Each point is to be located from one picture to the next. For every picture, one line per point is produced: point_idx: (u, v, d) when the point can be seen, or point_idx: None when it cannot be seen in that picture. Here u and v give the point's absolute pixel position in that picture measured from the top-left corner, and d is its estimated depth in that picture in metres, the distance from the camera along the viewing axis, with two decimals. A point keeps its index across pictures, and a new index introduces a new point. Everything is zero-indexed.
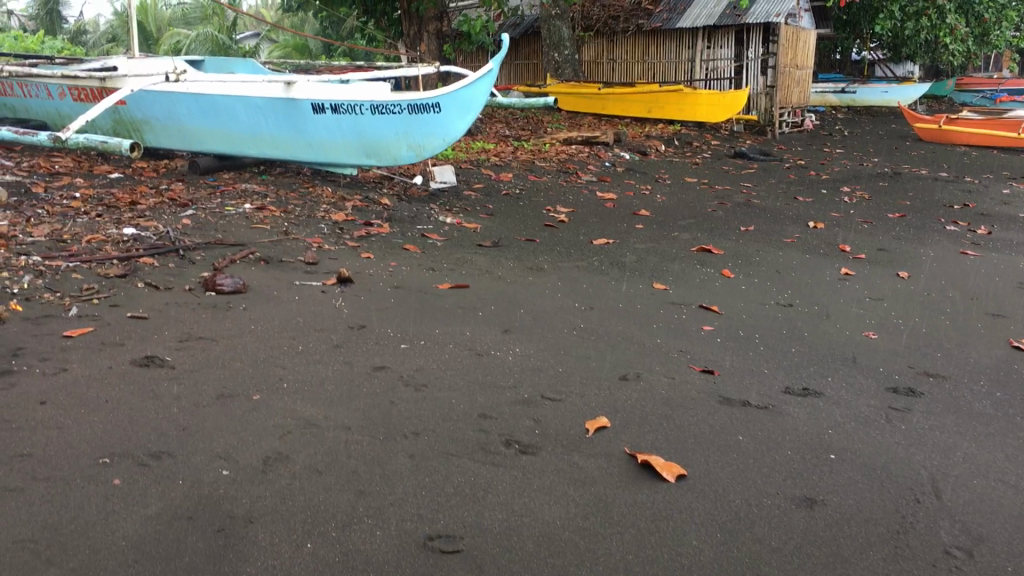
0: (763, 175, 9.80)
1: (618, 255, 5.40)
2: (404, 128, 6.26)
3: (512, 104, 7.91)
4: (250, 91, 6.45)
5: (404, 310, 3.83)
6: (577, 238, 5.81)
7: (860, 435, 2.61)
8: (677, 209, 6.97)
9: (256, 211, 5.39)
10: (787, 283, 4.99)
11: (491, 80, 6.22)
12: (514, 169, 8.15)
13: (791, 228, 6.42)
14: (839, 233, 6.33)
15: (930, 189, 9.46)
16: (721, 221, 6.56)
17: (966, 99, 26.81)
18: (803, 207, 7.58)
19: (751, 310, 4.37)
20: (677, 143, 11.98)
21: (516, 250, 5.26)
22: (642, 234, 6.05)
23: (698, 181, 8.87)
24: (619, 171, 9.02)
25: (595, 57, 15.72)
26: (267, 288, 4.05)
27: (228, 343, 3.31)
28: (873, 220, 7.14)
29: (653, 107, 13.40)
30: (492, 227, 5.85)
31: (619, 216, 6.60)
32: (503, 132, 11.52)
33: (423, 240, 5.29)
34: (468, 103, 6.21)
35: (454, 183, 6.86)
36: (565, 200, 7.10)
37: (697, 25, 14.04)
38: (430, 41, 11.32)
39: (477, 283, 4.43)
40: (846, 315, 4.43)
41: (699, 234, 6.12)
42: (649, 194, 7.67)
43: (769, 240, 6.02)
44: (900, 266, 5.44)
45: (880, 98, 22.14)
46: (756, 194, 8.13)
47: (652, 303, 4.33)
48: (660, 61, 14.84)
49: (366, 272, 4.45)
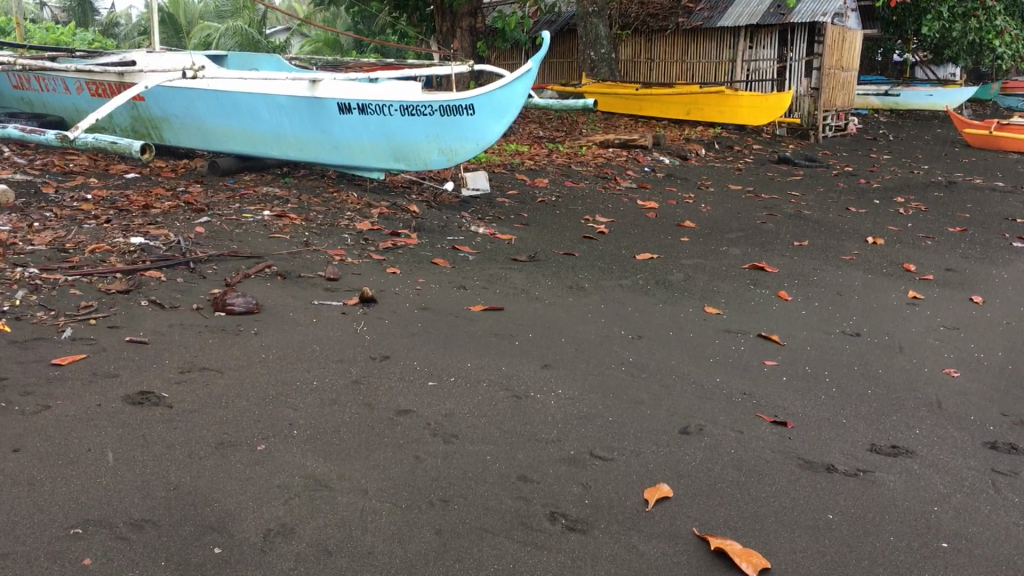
0: (810, 182, 9.34)
1: (663, 273, 4.99)
2: (435, 131, 5.89)
3: (550, 106, 7.52)
4: (273, 89, 6.11)
5: (432, 338, 3.46)
6: (618, 253, 5.41)
7: (971, 513, 2.19)
8: (724, 221, 6.54)
9: (276, 218, 5.04)
10: (850, 308, 4.56)
11: (529, 82, 5.84)
12: (550, 174, 7.76)
13: (849, 244, 5.98)
14: (900, 250, 5.88)
15: (988, 200, 8.97)
16: (772, 235, 6.13)
17: (1011, 104, 26.07)
18: (857, 219, 7.13)
19: (816, 340, 3.94)
20: (718, 147, 11.53)
21: (554, 266, 4.87)
22: (688, 248, 5.64)
23: (743, 189, 8.43)
24: (659, 177, 8.59)
25: (632, 56, 15.27)
26: (282, 309, 3.70)
27: (234, 375, 2.96)
28: (934, 235, 6.67)
29: (692, 109, 12.95)
30: (528, 238, 5.47)
31: (662, 228, 6.18)
32: (537, 133, 11.15)
33: (454, 254, 4.92)
34: (504, 107, 5.82)
35: (487, 190, 6.47)
36: (604, 209, 6.70)
37: (739, 24, 13.57)
38: (464, 37, 10.96)
39: (513, 305, 4.05)
40: (920, 348, 3.99)
41: (750, 250, 5.70)
42: (693, 204, 7.25)
43: (826, 258, 5.58)
44: (972, 289, 4.98)
45: (925, 101, 21.31)
46: (806, 205, 7.68)
47: (705, 331, 3.92)
48: (700, 61, 14.38)
49: (392, 290, 4.09)
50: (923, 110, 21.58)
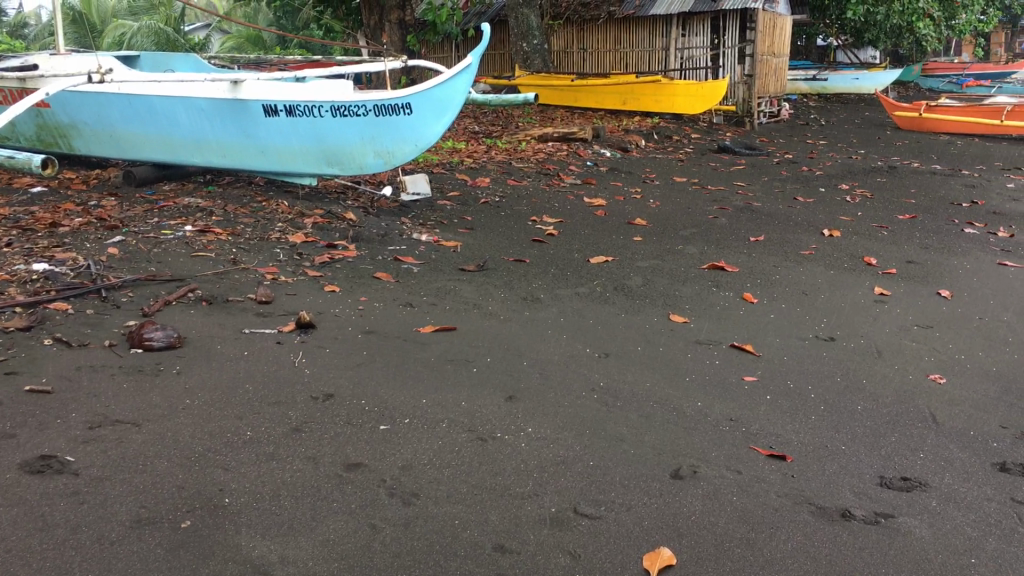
0: (753, 171, 9.15)
1: (620, 278, 4.70)
2: (370, 133, 5.50)
3: (488, 101, 7.18)
4: (192, 91, 5.65)
5: (381, 369, 3.10)
6: (570, 257, 5.10)
7: (1012, 563, 1.93)
8: (675, 218, 6.28)
9: (199, 234, 4.62)
10: (819, 309, 4.32)
11: (469, 79, 5.47)
12: (491, 172, 7.42)
13: (805, 237, 5.75)
14: (858, 241, 5.68)
15: (931, 183, 8.89)
16: (726, 231, 5.89)
17: (933, 85, 26.61)
18: (808, 210, 6.94)
19: (791, 349, 3.68)
20: (657, 137, 11.32)
21: (504, 276, 4.53)
22: (643, 249, 5.36)
23: (688, 182, 8.19)
24: (602, 171, 8.31)
25: (565, 46, 14.97)
26: (209, 341, 3.30)
27: (155, 429, 2.57)
28: (886, 224, 6.49)
29: (629, 98, 12.73)
30: (474, 245, 5.13)
31: (613, 227, 5.89)
32: (472, 128, 10.79)
33: (398, 266, 4.55)
34: (443, 105, 5.45)
35: (428, 194, 6.06)
36: (551, 208, 6.38)
37: (672, 12, 13.38)
38: (393, 31, 10.56)
39: (465, 324, 3.71)
40: (899, 351, 3.75)
41: (706, 248, 5.44)
42: (641, 199, 6.99)
43: (785, 253, 5.34)
44: (939, 282, 4.79)
45: (852, 85, 21.63)
46: (754, 196, 7.47)
47: (674, 344, 3.63)
48: (633, 49, 14.15)
49: (331, 312, 3.72)
50: (852, 93, 21.93)
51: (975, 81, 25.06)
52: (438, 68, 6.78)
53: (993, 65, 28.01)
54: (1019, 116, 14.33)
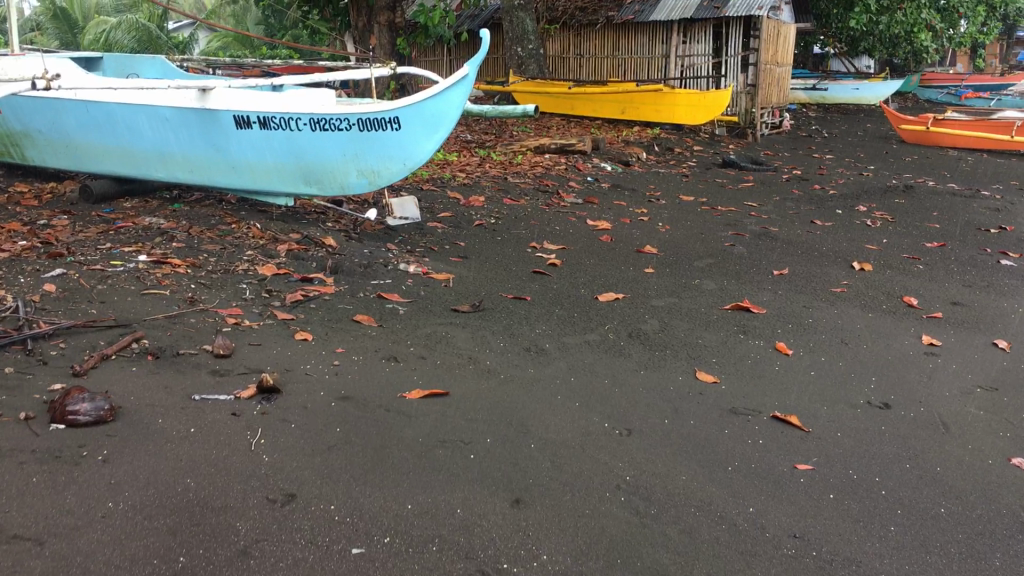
0: (763, 189, 8.64)
1: (634, 321, 4.14)
2: (352, 150, 4.91)
3: (483, 113, 6.59)
4: (155, 99, 5.06)
5: (358, 453, 2.53)
6: (576, 295, 4.55)
7: None
8: (688, 245, 5.73)
9: (153, 266, 4.03)
10: (865, 364, 3.78)
11: (465, 92, 4.88)
12: (485, 190, 6.84)
13: (834, 271, 5.21)
14: (893, 275, 5.15)
15: (952, 205, 8.40)
16: (746, 262, 5.34)
17: (931, 96, 26.27)
18: (829, 236, 6.43)
19: (842, 419, 3.14)
20: (659, 149, 10.78)
21: (503, 319, 3.98)
22: (657, 283, 4.83)
23: (697, 201, 7.65)
24: (604, 188, 7.75)
25: (560, 52, 14.37)
26: (148, 412, 2.71)
27: (60, 549, 1.98)
28: (917, 255, 5.97)
29: (628, 108, 12.19)
30: (468, 280, 4.57)
31: (621, 257, 5.34)
32: (464, 137, 10.23)
33: (381, 306, 3.99)
34: (435, 121, 4.87)
35: (418, 218, 5.49)
36: (551, 232, 5.84)
37: (672, 18, 12.76)
38: (382, 33, 9.98)
39: (461, 386, 3.15)
40: (967, 424, 3.22)
41: (726, 283, 4.90)
42: (649, 222, 6.44)
43: (814, 291, 4.81)
44: (992, 331, 4.27)
45: (851, 95, 21.17)
46: (769, 219, 6.94)
47: (706, 413, 3.07)
48: (632, 56, 13.57)
49: (301, 371, 3.14)
50: (851, 102, 21.44)
51: (974, 93, 24.69)
52: (429, 75, 6.19)
53: (992, 77, 27.67)
54: None
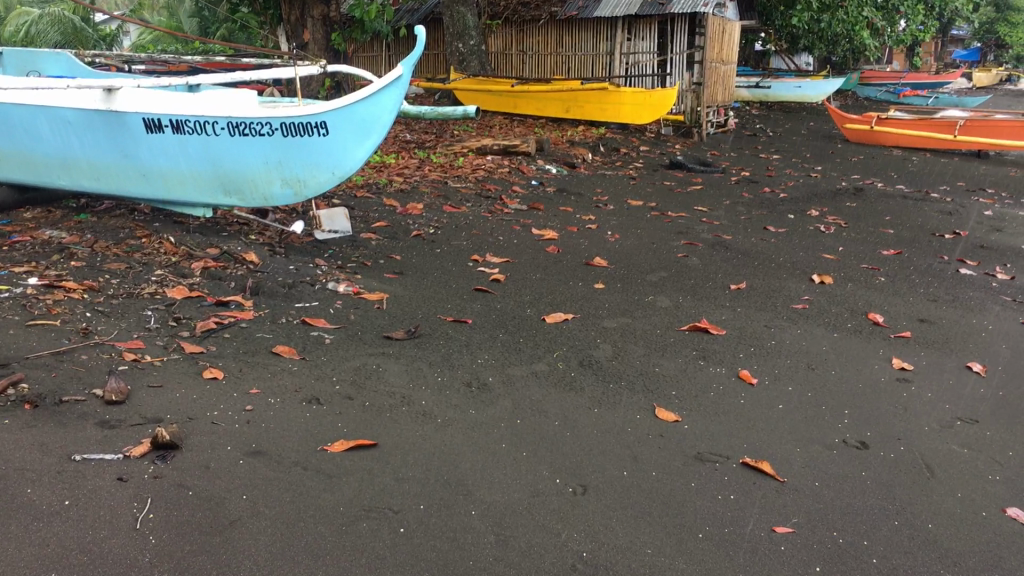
0: (713, 193, 8.40)
1: (585, 348, 3.81)
2: (276, 157, 4.47)
3: (422, 115, 6.19)
4: (56, 100, 4.57)
5: (268, 529, 2.14)
6: (521, 316, 4.20)
7: None
8: (639, 256, 5.42)
9: (46, 291, 3.57)
10: (835, 393, 3.49)
11: (399, 94, 4.46)
12: (424, 196, 6.44)
13: (793, 284, 4.93)
14: (854, 289, 4.90)
15: (904, 208, 8.24)
16: (701, 275, 5.04)
17: (870, 94, 26.50)
18: (783, 244, 6.18)
19: (820, 464, 2.83)
20: (604, 150, 10.48)
21: (441, 348, 3.61)
22: (609, 301, 4.50)
23: (646, 206, 7.35)
24: (550, 193, 7.41)
25: (502, 48, 14.00)
26: (16, 480, 2.28)
27: None
28: (875, 265, 5.74)
29: (572, 106, 11.86)
30: (404, 301, 4.19)
31: (569, 272, 5.00)
32: (404, 137, 9.82)
33: (306, 334, 3.59)
34: (367, 126, 4.45)
35: (349, 231, 5.08)
36: (494, 244, 5.48)
37: (617, 14, 12.48)
38: (316, 28, 9.52)
39: (393, 434, 2.77)
40: (952, 464, 2.93)
41: (681, 300, 4.59)
42: (598, 231, 6.10)
43: (774, 308, 4.53)
44: (964, 353, 4.01)
45: (795, 93, 20.92)
46: (721, 226, 6.67)
47: (669, 461, 2.74)
48: (576, 53, 13.25)
49: (206, 420, 2.73)
50: (795, 101, 21.21)
51: (913, 91, 24.94)
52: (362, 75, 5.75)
53: (930, 76, 28.01)
54: (975, 132, 13.91)
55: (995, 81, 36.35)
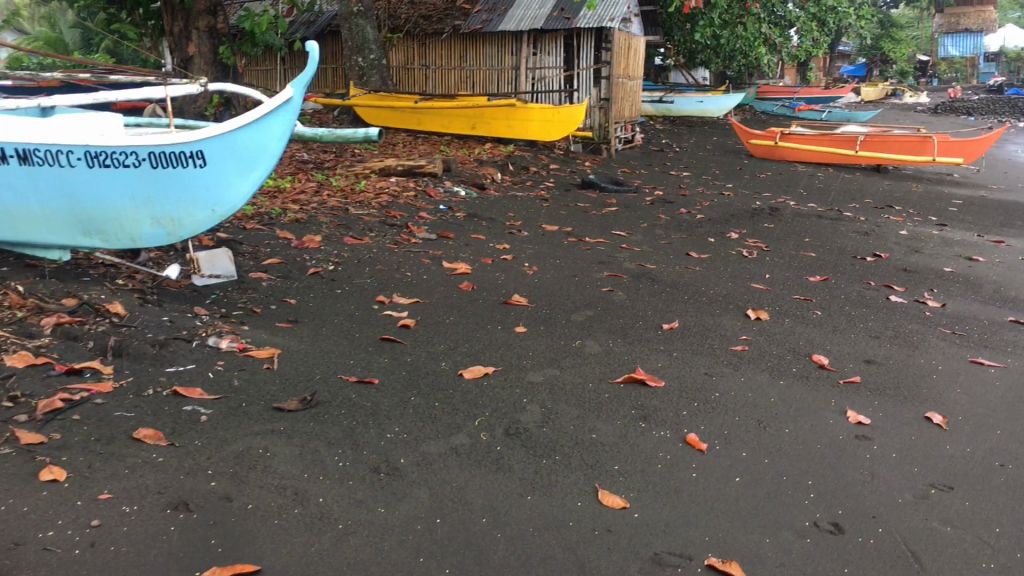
0: (629, 215, 8.04)
1: (510, 411, 3.31)
2: (145, 192, 3.79)
3: (318, 137, 5.61)
4: None
5: None
6: (435, 371, 3.69)
7: None
8: (560, 292, 4.97)
9: None
10: (796, 457, 3.09)
11: (289, 119, 3.93)
12: (322, 226, 5.86)
13: (728, 321, 4.55)
14: (792, 325, 4.55)
15: (821, 228, 8.04)
16: (630, 313, 4.62)
17: (768, 108, 26.93)
18: (709, 273, 5.82)
19: (795, 561, 2.40)
20: (513, 168, 10.04)
21: (342, 421, 3.06)
22: (532, 349, 4.04)
23: (562, 231, 6.94)
24: (459, 219, 6.92)
25: (404, 62, 13.45)
26: None
27: None
28: (807, 294, 5.43)
29: (478, 123, 11.40)
30: (299, 360, 3.62)
31: (485, 313, 4.52)
32: (300, 157, 9.19)
33: (177, 410, 3.00)
34: (251, 156, 3.88)
35: (233, 275, 4.45)
36: (402, 282, 4.94)
37: (521, 28, 12.02)
38: (201, 41, 8.84)
39: (283, 551, 2.22)
40: (938, 547, 2.55)
41: (611, 345, 4.15)
42: (514, 262, 5.64)
43: (711, 351, 4.13)
44: (922, 399, 3.67)
45: (697, 108, 21.01)
46: (641, 253, 6.30)
47: (622, 568, 2.28)
48: (480, 68, 12.79)
49: (39, 544, 2.14)
50: (698, 115, 21.33)
51: (808, 105, 25.42)
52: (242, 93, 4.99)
53: (823, 90, 28.64)
54: (876, 146, 14.01)
55: (883, 95, 37.57)
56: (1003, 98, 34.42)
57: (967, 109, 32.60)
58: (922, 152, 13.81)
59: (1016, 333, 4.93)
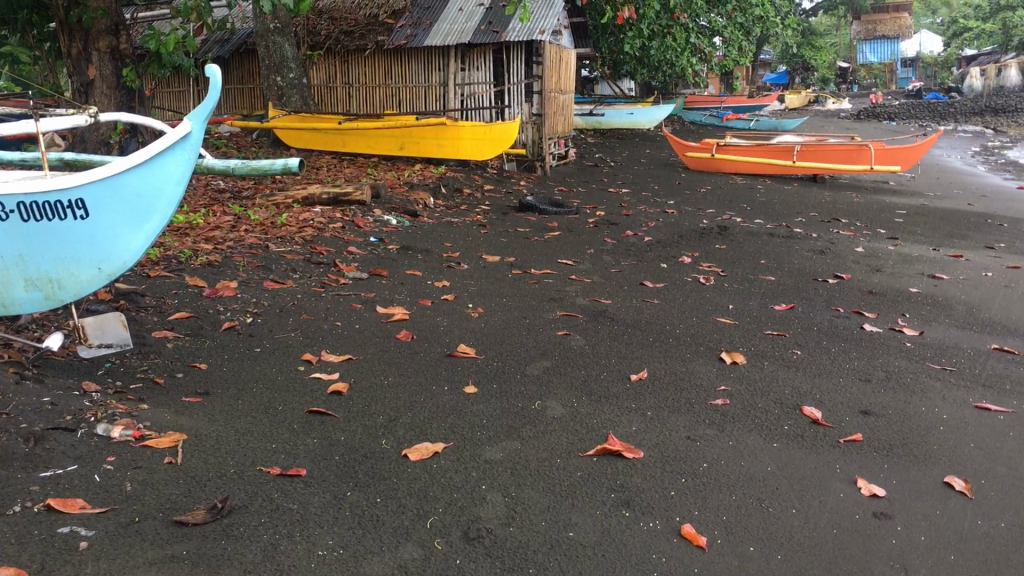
0: (573, 239, 7.56)
1: (470, 504, 2.75)
2: (13, 249, 3.04)
3: (232, 170, 4.96)
4: None
5: None
6: (374, 451, 3.11)
7: None
8: (511, 338, 4.44)
9: None
10: (816, 550, 2.59)
11: (187, 159, 3.32)
12: (239, 269, 5.22)
13: (702, 368, 4.07)
14: (773, 370, 4.08)
15: (775, 247, 7.66)
16: (592, 363, 4.11)
17: (696, 118, 26.89)
18: (670, 306, 5.35)
19: None
20: (447, 191, 9.49)
21: (262, 535, 2.47)
22: (486, 415, 3.49)
23: (504, 262, 6.40)
24: (393, 252, 6.33)
25: (326, 80, 12.80)
26: None
27: None
28: (778, 328, 4.98)
29: (406, 143, 10.82)
30: (211, 448, 3.01)
31: (429, 370, 3.95)
32: (217, 185, 8.49)
33: (48, 534, 2.36)
34: (147, 200, 3.22)
35: (125, 344, 3.74)
36: (332, 335, 4.34)
37: (448, 42, 11.48)
38: (103, 63, 8.10)
39: None
40: None
41: (576, 405, 3.63)
42: (456, 303, 5.09)
43: (690, 408, 3.62)
44: (937, 461, 3.22)
45: (627, 120, 20.69)
46: (593, 285, 5.81)
47: None
48: (406, 85, 12.21)
49: None
50: (628, 128, 21.03)
51: (736, 116, 25.44)
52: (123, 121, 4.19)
53: (749, 100, 28.72)
54: (812, 157, 13.82)
55: (806, 102, 37.99)
56: (922, 103, 35.14)
57: (888, 114, 33.14)
58: (859, 162, 13.67)
59: (1006, 365, 4.56)
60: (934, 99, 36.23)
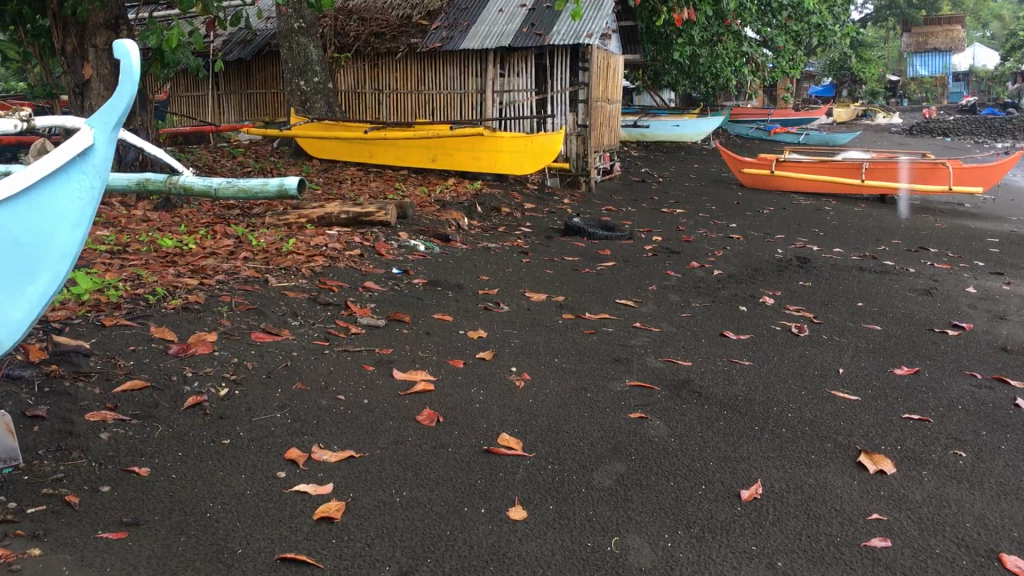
0: (631, 272, 6.43)
1: None
2: None
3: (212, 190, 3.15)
4: None
5: None
6: None
7: None
8: (570, 425, 3.31)
9: None
10: None
11: (91, 187, 2.28)
12: (224, 314, 4.14)
13: (839, 480, 2.93)
14: (938, 487, 2.92)
15: (868, 285, 6.48)
16: (684, 470, 2.96)
17: (743, 132, 25.87)
18: (766, 371, 4.18)
19: None
20: (483, 211, 8.41)
21: None
22: (542, 565, 2.37)
23: (551, 303, 5.29)
24: (416, 289, 5.24)
25: (353, 85, 11.78)
26: None
27: None
28: (914, 408, 3.80)
29: (438, 154, 9.73)
30: None
31: (461, 479, 2.84)
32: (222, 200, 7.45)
33: None
34: (30, 250, 2.21)
35: (11, 451, 2.58)
36: (331, 417, 3.25)
37: (486, 45, 10.41)
38: (99, 61, 7.03)
39: None
40: None
41: (669, 546, 2.49)
42: (495, 364, 3.97)
43: (840, 556, 2.48)
44: None
45: (672, 132, 19.39)
46: (664, 338, 4.67)
47: None
48: (440, 90, 11.15)
49: None
50: (674, 140, 19.68)
51: (786, 129, 24.27)
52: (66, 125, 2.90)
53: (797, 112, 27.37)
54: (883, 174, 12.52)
55: (854, 116, 36.52)
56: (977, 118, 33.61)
57: (942, 129, 31.70)
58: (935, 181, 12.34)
59: None
60: (990, 113, 34.67)
